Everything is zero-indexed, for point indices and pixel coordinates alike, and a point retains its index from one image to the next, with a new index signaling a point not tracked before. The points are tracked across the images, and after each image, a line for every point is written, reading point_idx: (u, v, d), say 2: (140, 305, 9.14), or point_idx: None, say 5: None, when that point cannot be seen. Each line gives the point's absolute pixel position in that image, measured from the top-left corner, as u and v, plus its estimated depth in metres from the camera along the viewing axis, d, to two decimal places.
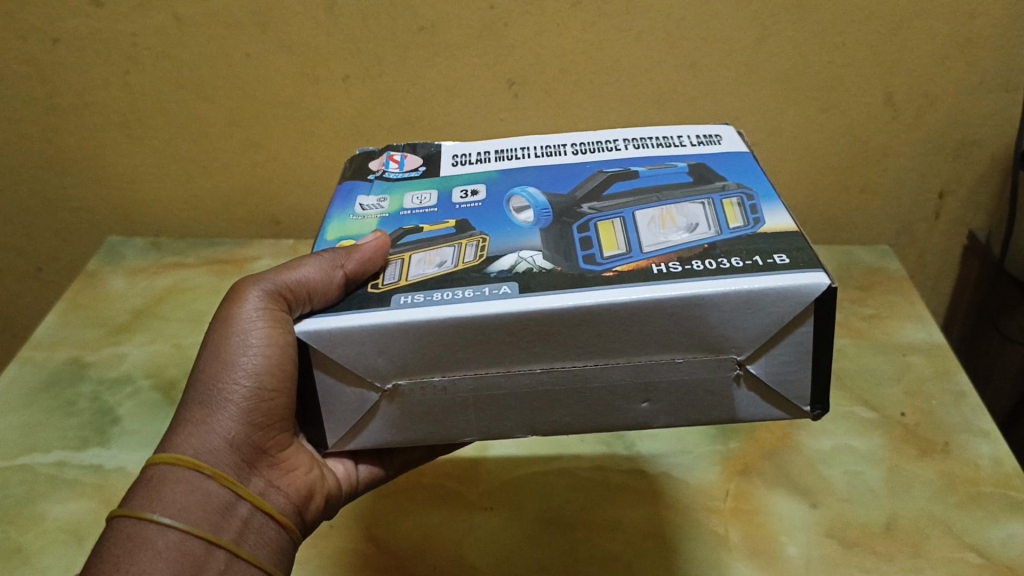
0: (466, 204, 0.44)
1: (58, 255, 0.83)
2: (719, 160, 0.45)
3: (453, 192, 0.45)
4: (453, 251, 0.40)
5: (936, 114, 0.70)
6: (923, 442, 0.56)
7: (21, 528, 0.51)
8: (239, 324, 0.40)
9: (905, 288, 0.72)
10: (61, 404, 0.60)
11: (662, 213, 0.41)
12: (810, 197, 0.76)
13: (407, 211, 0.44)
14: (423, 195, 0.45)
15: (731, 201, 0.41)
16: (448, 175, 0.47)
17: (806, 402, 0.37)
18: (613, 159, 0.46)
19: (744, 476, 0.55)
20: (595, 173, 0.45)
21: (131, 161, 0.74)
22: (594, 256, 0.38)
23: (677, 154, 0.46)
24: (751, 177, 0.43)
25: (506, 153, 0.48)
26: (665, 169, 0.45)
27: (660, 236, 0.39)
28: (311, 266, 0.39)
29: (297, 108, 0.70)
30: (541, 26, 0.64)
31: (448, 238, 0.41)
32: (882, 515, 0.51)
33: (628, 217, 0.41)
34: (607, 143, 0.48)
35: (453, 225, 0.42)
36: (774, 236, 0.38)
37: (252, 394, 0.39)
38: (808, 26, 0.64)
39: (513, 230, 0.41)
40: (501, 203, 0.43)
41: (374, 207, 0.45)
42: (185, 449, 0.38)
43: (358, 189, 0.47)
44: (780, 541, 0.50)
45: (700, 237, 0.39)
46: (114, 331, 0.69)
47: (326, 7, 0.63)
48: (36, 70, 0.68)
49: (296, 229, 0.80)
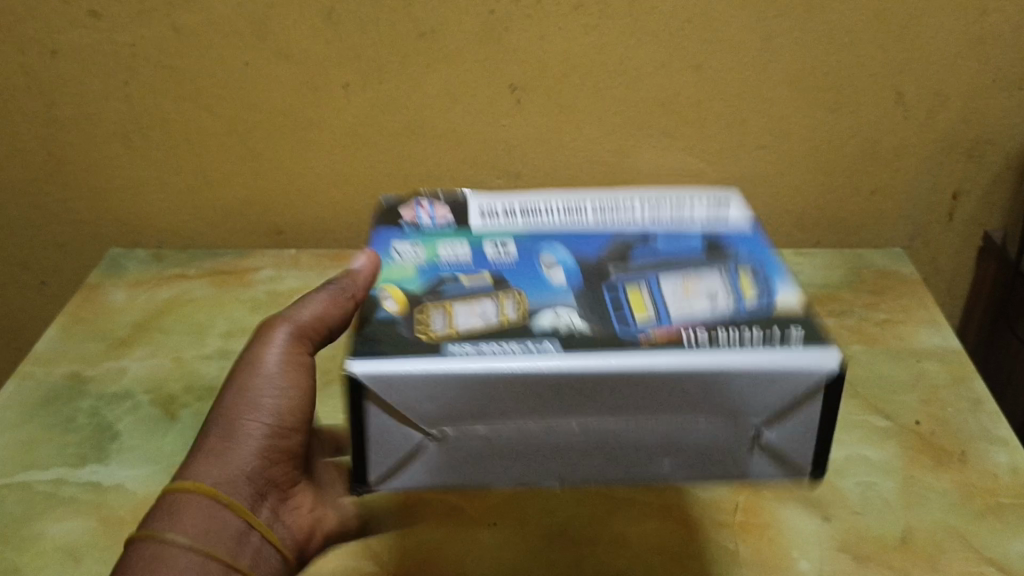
0: (500, 260, 0.43)
1: (59, 268, 0.80)
2: (731, 232, 0.46)
3: (486, 246, 0.45)
4: (492, 304, 0.40)
5: (946, 115, 0.69)
6: (939, 452, 0.55)
7: (18, 548, 0.50)
8: (262, 368, 0.43)
9: (918, 292, 0.70)
10: (60, 421, 0.59)
11: (685, 282, 0.42)
12: (824, 202, 0.74)
13: (445, 261, 0.43)
14: (458, 247, 0.45)
15: (744, 272, 0.42)
16: (478, 229, 0.46)
17: (812, 471, 0.38)
18: (633, 221, 0.47)
19: (754, 487, 0.53)
20: (617, 235, 0.45)
21: (132, 173, 0.73)
22: (626, 321, 0.39)
23: (689, 221, 0.47)
24: (761, 249, 0.44)
25: (530, 208, 0.48)
26: (680, 236, 0.46)
27: (683, 306, 0.40)
28: (319, 301, 0.45)
29: (299, 118, 0.69)
30: (542, 29, 0.65)
31: (489, 292, 0.41)
32: (897, 528, 0.50)
33: (653, 284, 0.41)
34: (625, 203, 0.48)
35: (491, 278, 0.42)
36: (791, 317, 0.39)
37: (274, 429, 0.42)
38: (811, 27, 0.64)
39: (546, 289, 0.41)
40: (531, 259, 0.43)
41: (407, 255, 0.44)
42: (203, 478, 0.40)
43: (390, 239, 0.45)
44: (792, 555, 0.49)
45: (721, 308, 0.40)
46: (112, 346, 0.66)
47: (325, 14, 0.64)
48: (35, 82, 0.68)
49: (299, 239, 0.77)
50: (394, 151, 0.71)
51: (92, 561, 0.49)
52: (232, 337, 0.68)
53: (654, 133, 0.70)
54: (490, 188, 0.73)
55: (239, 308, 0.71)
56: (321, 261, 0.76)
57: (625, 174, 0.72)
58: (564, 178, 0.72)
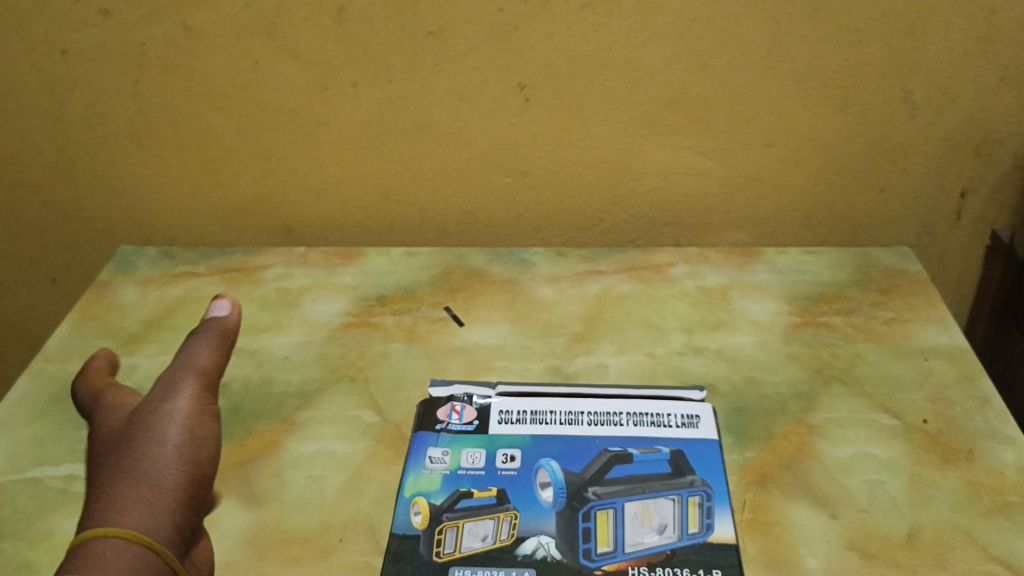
0: (505, 471, 0.49)
1: (73, 266, 0.80)
2: (695, 450, 0.50)
3: (496, 454, 0.50)
4: (492, 523, 0.46)
5: (955, 114, 0.69)
6: (947, 450, 0.53)
7: (30, 544, 0.48)
8: (175, 413, 0.46)
9: (928, 292, 0.69)
10: (71, 417, 0.58)
11: (644, 509, 0.46)
12: (832, 200, 0.74)
13: (464, 470, 0.49)
14: (475, 454, 0.50)
15: (694, 500, 0.47)
16: (496, 433, 0.51)
17: None
18: (618, 434, 0.51)
19: (762, 486, 0.51)
20: (601, 451, 0.50)
21: (144, 171, 0.73)
22: (590, 551, 0.44)
23: (662, 437, 0.51)
24: (717, 474, 0.49)
25: (537, 414, 0.52)
26: (651, 453, 0.50)
27: (638, 535, 0.45)
28: (210, 349, 0.49)
29: (308, 116, 0.70)
30: (550, 28, 0.65)
31: (491, 510, 0.46)
32: (904, 526, 0.48)
33: (619, 507, 0.46)
34: (613, 414, 0.52)
35: (496, 491, 0.47)
36: (720, 552, 0.45)
37: (185, 471, 0.44)
38: (820, 24, 0.64)
39: (530, 513, 0.46)
40: (528, 473, 0.48)
41: (438, 462, 0.50)
42: (125, 524, 0.41)
43: (428, 440, 0.51)
44: (798, 553, 0.46)
45: (667, 540, 0.45)
46: (125, 342, 0.65)
47: (334, 13, 0.64)
48: (46, 81, 0.69)
49: (309, 237, 0.77)
50: (403, 151, 0.71)
51: None
52: (243, 333, 0.65)
53: (662, 132, 0.70)
54: (498, 187, 0.73)
55: (249, 304, 0.69)
56: (330, 257, 0.75)
57: (631, 174, 0.72)
58: (573, 177, 0.73)
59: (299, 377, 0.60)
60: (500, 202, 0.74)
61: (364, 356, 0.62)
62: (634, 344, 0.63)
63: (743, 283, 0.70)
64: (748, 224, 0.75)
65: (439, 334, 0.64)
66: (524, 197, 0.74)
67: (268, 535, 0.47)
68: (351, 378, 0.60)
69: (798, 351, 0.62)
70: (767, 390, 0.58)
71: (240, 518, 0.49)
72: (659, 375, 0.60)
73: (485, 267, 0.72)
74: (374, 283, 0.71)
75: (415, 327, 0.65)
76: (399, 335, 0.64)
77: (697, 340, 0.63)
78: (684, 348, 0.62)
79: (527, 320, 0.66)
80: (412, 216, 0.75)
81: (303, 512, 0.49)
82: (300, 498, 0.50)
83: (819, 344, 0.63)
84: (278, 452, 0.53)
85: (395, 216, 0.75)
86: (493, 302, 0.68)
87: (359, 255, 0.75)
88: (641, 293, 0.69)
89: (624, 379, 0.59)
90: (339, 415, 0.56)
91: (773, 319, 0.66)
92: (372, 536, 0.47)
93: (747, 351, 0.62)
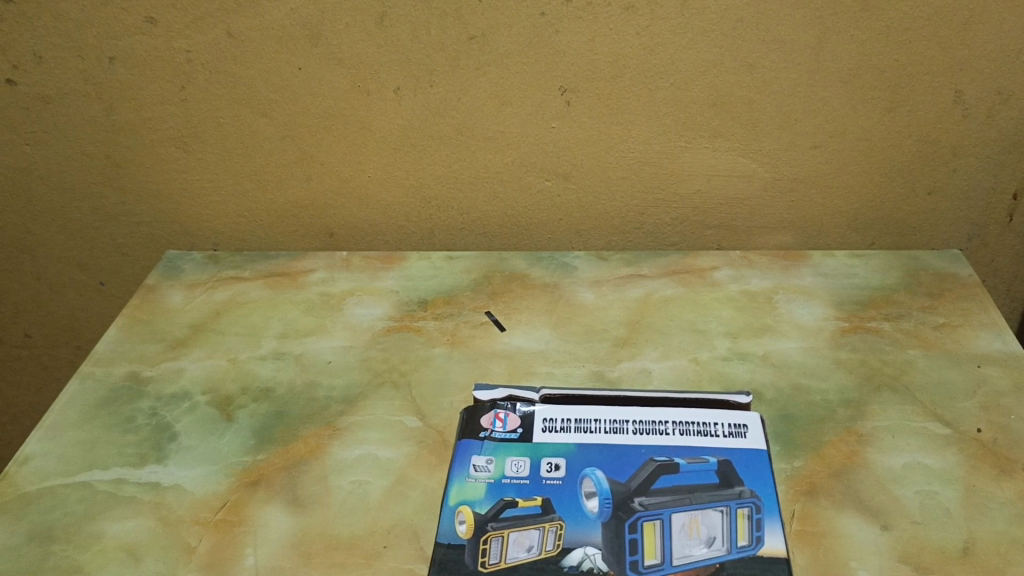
0: (551, 480, 0.48)
1: (121, 269, 0.82)
2: (743, 460, 0.49)
3: (542, 463, 0.49)
4: (538, 534, 0.45)
5: (1008, 113, 0.67)
6: (1003, 460, 0.52)
7: (79, 547, 0.48)
8: None
9: (979, 296, 0.67)
10: (120, 420, 0.58)
11: (691, 519, 0.45)
12: (881, 201, 0.73)
13: (508, 478, 0.48)
14: (520, 462, 0.49)
15: (743, 511, 0.46)
16: (540, 441, 0.50)
17: None
18: (664, 443, 0.50)
19: (812, 496, 0.50)
20: (647, 461, 0.49)
21: (189, 176, 0.74)
22: (637, 563, 0.44)
23: (708, 446, 0.50)
24: (766, 486, 0.48)
25: (581, 422, 0.52)
26: (698, 463, 0.49)
27: (684, 548, 0.44)
28: None
29: (350, 120, 0.70)
30: (593, 30, 0.64)
31: (536, 519, 0.46)
32: (960, 539, 0.47)
33: (667, 518, 0.45)
34: (659, 423, 0.52)
35: (540, 501, 0.47)
36: (770, 566, 0.44)
37: None
38: (869, 24, 0.63)
39: (575, 522, 0.46)
40: (573, 482, 0.48)
41: (482, 469, 0.49)
42: None
43: (471, 448, 0.51)
44: (850, 566, 0.45)
45: (716, 553, 0.44)
46: (172, 345, 0.66)
47: (377, 18, 0.64)
48: (94, 87, 0.70)
49: (351, 241, 0.77)
50: (444, 155, 0.71)
51: (153, 561, 0.47)
52: (287, 338, 0.66)
53: (705, 134, 0.69)
54: (540, 190, 0.73)
55: (292, 308, 0.69)
56: (370, 261, 0.74)
57: (674, 177, 0.72)
58: (614, 180, 0.72)
59: (342, 382, 0.60)
60: (542, 205, 0.74)
61: (406, 360, 0.62)
62: (678, 350, 0.62)
63: (789, 287, 0.69)
64: (793, 227, 0.74)
65: (481, 339, 0.64)
66: (564, 200, 0.74)
67: (314, 540, 0.48)
68: (393, 383, 0.60)
69: (846, 357, 0.61)
70: (815, 397, 0.57)
71: (286, 523, 0.49)
72: (704, 381, 0.59)
73: (526, 271, 0.72)
74: (416, 287, 0.71)
75: (456, 331, 0.65)
76: (441, 339, 0.64)
77: (742, 346, 0.62)
78: (729, 354, 0.62)
79: (569, 324, 0.65)
80: (452, 220, 0.75)
81: (348, 518, 0.49)
82: (345, 503, 0.50)
83: (867, 349, 0.62)
84: (323, 457, 0.53)
85: (436, 220, 0.75)
86: (535, 306, 0.67)
87: (400, 259, 0.75)
88: (684, 297, 0.68)
89: (668, 384, 0.58)
90: (382, 421, 0.56)
91: (820, 323, 0.65)
92: (417, 542, 0.47)
93: (794, 357, 0.61)
